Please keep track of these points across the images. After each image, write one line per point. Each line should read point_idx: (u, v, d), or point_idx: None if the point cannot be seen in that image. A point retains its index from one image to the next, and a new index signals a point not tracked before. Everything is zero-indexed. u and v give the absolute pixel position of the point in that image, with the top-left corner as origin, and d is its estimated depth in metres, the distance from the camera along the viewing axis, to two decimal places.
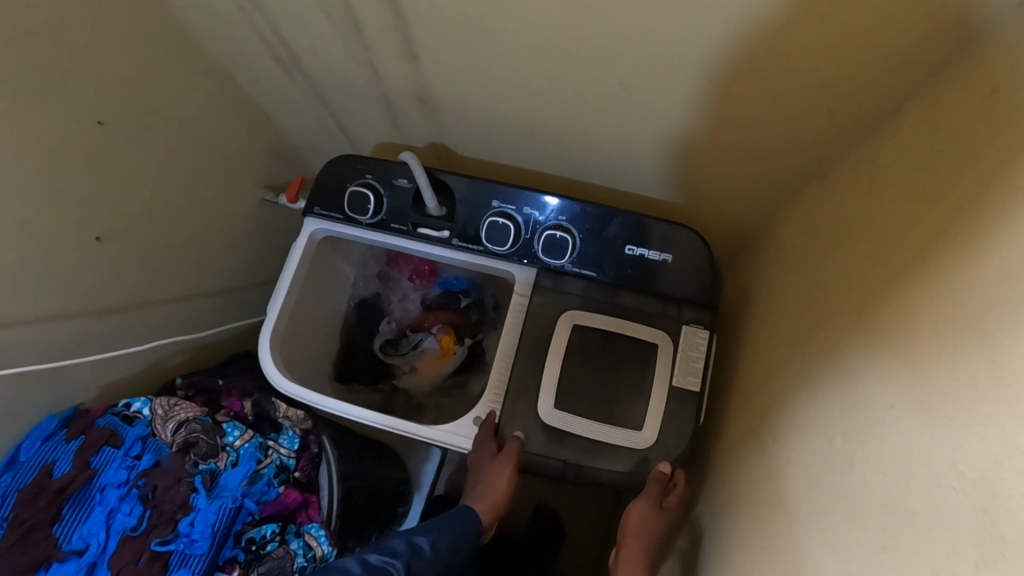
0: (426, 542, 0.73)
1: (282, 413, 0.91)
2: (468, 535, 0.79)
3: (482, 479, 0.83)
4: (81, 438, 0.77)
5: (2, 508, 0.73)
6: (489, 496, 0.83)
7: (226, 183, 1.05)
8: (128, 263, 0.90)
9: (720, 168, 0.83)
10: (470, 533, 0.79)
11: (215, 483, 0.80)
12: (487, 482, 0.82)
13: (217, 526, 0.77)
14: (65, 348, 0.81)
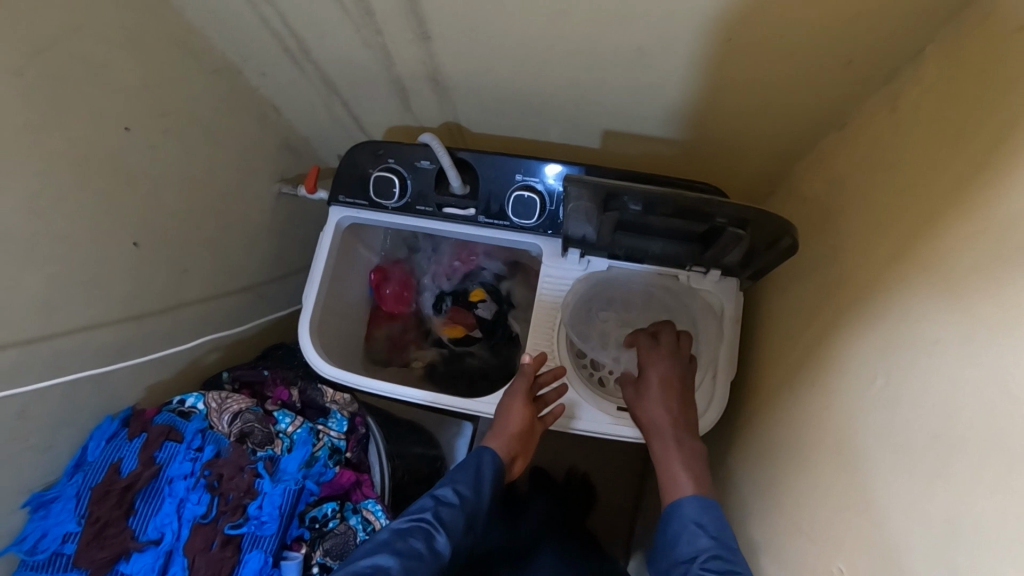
0: (450, 491, 0.74)
1: (329, 398, 0.94)
2: (488, 476, 0.77)
3: (499, 414, 0.83)
4: (143, 435, 0.81)
5: (78, 506, 0.77)
6: (505, 431, 0.81)
7: (245, 180, 1.07)
8: (163, 264, 0.92)
9: (737, 124, 0.84)
10: (488, 472, 0.77)
11: (275, 467, 0.83)
12: (503, 411, 0.83)
13: (282, 507, 0.80)
14: (111, 353, 0.84)
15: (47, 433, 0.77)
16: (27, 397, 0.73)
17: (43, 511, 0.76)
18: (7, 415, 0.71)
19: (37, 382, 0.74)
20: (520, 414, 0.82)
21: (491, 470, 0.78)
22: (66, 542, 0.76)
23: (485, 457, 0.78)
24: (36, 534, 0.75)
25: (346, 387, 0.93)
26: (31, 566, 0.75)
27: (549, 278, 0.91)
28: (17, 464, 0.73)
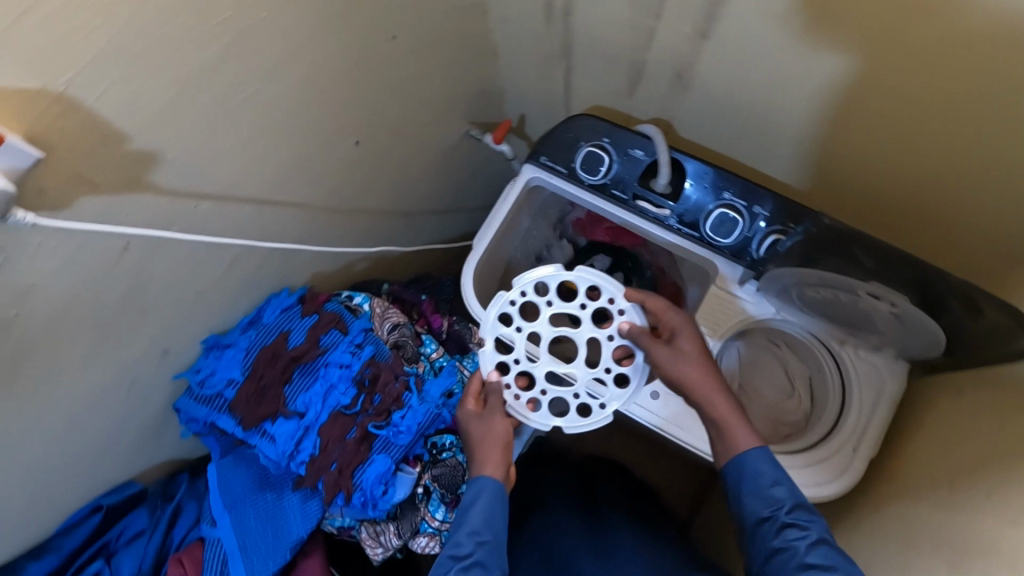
0: (460, 542, 0.69)
1: (474, 338, 0.95)
2: (496, 506, 0.72)
3: (477, 440, 0.78)
4: (314, 317, 0.86)
5: (245, 358, 0.84)
6: (492, 455, 0.76)
7: (448, 113, 1.10)
8: (366, 169, 0.96)
9: (973, 238, 0.77)
10: (496, 500, 0.73)
11: (419, 383, 0.87)
12: (482, 436, 0.77)
13: (419, 423, 0.83)
14: (304, 235, 0.89)
15: (237, 288, 0.82)
16: (239, 251, 0.78)
17: (216, 353, 0.83)
18: (221, 260, 0.76)
19: (250, 241, 0.79)
20: (498, 446, 0.77)
21: (493, 502, 0.73)
22: (229, 387, 0.83)
23: (487, 490, 0.73)
24: (207, 370, 0.82)
25: None
26: (194, 396, 0.83)
27: (512, 369, 0.83)
28: (209, 305, 0.79)
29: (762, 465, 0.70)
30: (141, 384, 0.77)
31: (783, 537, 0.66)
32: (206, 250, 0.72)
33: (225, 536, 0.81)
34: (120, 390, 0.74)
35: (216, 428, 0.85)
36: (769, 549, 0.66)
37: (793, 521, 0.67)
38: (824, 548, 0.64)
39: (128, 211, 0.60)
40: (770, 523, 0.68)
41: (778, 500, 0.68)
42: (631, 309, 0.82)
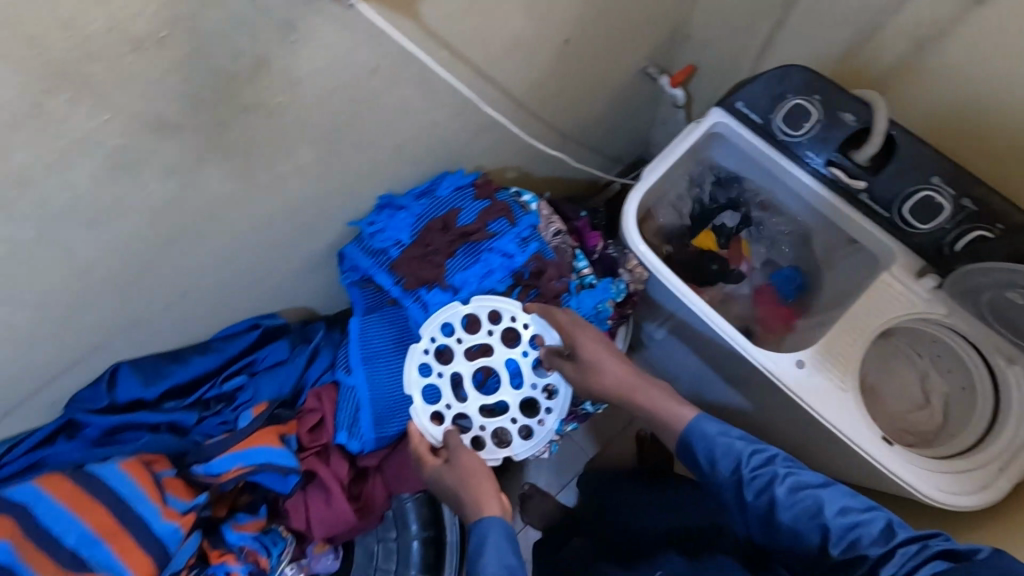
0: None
1: (629, 266, 0.91)
2: (507, 542, 0.63)
3: (465, 490, 0.71)
4: (486, 201, 0.86)
5: (415, 224, 0.85)
6: (485, 488, 0.70)
7: (639, 43, 1.07)
8: (559, 75, 0.95)
9: None
10: (503, 538, 0.63)
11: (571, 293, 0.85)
12: (469, 486, 0.70)
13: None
14: (491, 122, 0.89)
15: (423, 154, 0.83)
16: (441, 117, 0.78)
17: (389, 212, 0.85)
18: (425, 119, 0.77)
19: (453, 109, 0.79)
20: (476, 463, 0.73)
21: (502, 538, 0.64)
22: (394, 246, 0.85)
23: (496, 529, 0.64)
24: (380, 226, 0.84)
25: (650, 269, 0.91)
26: (361, 246, 0.85)
27: (448, 417, 0.82)
28: (398, 160, 0.81)
29: (709, 427, 0.68)
30: (323, 215, 0.79)
31: (762, 485, 0.62)
32: (419, 103, 0.73)
33: (359, 387, 0.81)
34: (307, 212, 0.76)
35: (370, 284, 0.87)
36: (753, 503, 0.62)
37: (757, 468, 0.63)
38: (758, 457, 0.64)
39: (396, 31, 0.60)
40: (745, 481, 0.63)
41: (733, 449, 0.65)
42: (540, 324, 0.83)
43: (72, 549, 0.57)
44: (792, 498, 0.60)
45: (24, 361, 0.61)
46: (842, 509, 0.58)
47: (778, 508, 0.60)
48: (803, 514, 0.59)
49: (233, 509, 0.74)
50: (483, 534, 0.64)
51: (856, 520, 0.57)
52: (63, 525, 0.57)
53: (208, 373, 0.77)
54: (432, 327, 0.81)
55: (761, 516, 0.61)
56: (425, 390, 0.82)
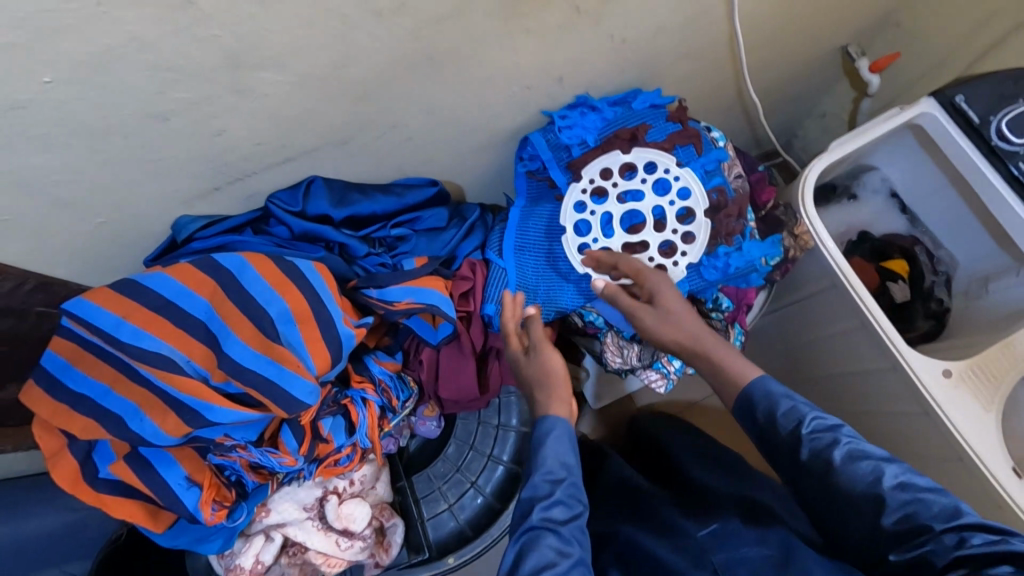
0: (543, 474, 0.62)
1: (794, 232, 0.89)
2: (562, 443, 0.64)
3: (540, 381, 0.69)
4: (678, 126, 0.85)
5: (602, 129, 0.85)
6: (548, 390, 0.68)
7: (856, 15, 1.01)
8: (780, 22, 0.91)
9: None
10: (556, 437, 0.64)
11: (741, 238, 0.81)
12: (540, 376, 0.69)
13: (737, 269, 0.80)
14: (702, 49, 0.86)
15: (633, 60, 0.81)
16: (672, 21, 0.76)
17: (581, 111, 0.84)
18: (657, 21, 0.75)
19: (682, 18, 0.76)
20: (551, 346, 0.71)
21: (567, 437, 0.65)
22: (577, 146, 0.84)
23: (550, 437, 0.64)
24: (570, 122, 0.83)
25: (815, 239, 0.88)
26: (545, 138, 0.84)
27: (591, 252, 0.83)
28: (612, 58, 0.79)
29: (774, 388, 0.65)
30: (529, 93, 0.78)
31: (820, 448, 0.60)
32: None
33: (511, 270, 0.84)
34: (519, 85, 0.76)
35: (541, 177, 0.88)
36: (806, 462, 0.60)
37: (818, 433, 0.61)
38: (822, 424, 0.61)
39: None
40: (804, 440, 0.60)
41: (797, 410, 0.63)
42: (690, 176, 0.81)
43: (272, 322, 0.60)
44: (850, 464, 0.58)
45: (254, 148, 0.63)
46: (902, 482, 0.56)
47: (832, 470, 0.58)
48: (858, 479, 0.57)
49: (376, 345, 0.77)
50: (543, 429, 0.65)
51: (917, 496, 0.55)
52: (268, 300, 0.60)
53: (383, 214, 0.79)
54: (611, 194, 0.82)
55: (815, 480, 0.59)
56: (601, 250, 0.83)
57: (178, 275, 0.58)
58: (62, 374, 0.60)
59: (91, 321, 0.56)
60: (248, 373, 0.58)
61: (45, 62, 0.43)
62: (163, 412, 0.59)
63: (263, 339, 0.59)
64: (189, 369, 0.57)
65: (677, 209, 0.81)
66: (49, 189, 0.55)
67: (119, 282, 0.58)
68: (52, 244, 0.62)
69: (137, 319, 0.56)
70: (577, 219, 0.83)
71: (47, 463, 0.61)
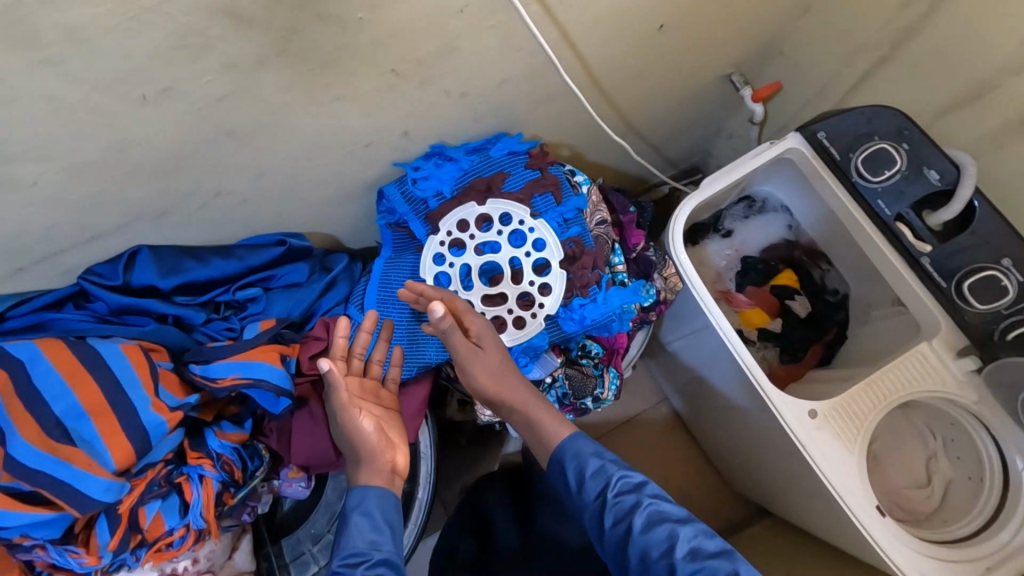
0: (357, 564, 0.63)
1: (661, 274, 0.89)
2: (375, 512, 0.67)
3: (353, 443, 0.71)
4: (537, 173, 0.83)
5: (460, 178, 0.83)
6: (364, 456, 0.70)
7: (733, 48, 1.00)
8: (646, 61, 0.90)
9: None
10: (373, 507, 0.68)
11: (597, 288, 0.79)
12: (351, 439, 0.71)
13: (592, 320, 0.79)
14: (561, 93, 0.85)
15: (484, 109, 0.79)
16: (512, 72, 0.74)
17: (436, 161, 0.82)
18: (495, 73, 0.73)
19: (522, 67, 0.74)
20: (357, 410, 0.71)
21: (376, 510, 0.68)
22: (434, 198, 0.82)
23: (368, 499, 0.68)
24: (424, 174, 0.81)
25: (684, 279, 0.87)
26: (401, 191, 0.82)
27: None
28: (459, 109, 0.77)
29: (585, 447, 0.74)
30: (373, 151, 0.76)
31: (624, 510, 0.69)
32: (491, 53, 0.69)
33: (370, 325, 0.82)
34: (358, 143, 0.73)
35: (403, 228, 0.85)
36: (612, 525, 0.69)
37: (622, 493, 0.71)
38: (627, 482, 0.71)
39: None
40: (609, 503, 0.70)
41: (604, 471, 0.72)
42: (545, 227, 0.79)
43: (65, 417, 0.57)
44: (646, 531, 0.67)
45: (48, 229, 0.60)
46: (691, 549, 0.65)
47: (630, 535, 0.68)
48: (654, 545, 0.66)
49: (222, 415, 0.74)
50: (361, 498, 0.68)
51: (702, 564, 0.64)
52: (60, 392, 0.57)
53: (226, 277, 0.76)
54: (468, 246, 0.81)
55: (616, 537, 0.69)
56: None
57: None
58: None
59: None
60: (35, 475, 0.55)
61: None
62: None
63: (54, 436, 0.56)
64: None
65: (534, 259, 0.80)
66: None
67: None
68: None
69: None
70: (436, 272, 0.82)
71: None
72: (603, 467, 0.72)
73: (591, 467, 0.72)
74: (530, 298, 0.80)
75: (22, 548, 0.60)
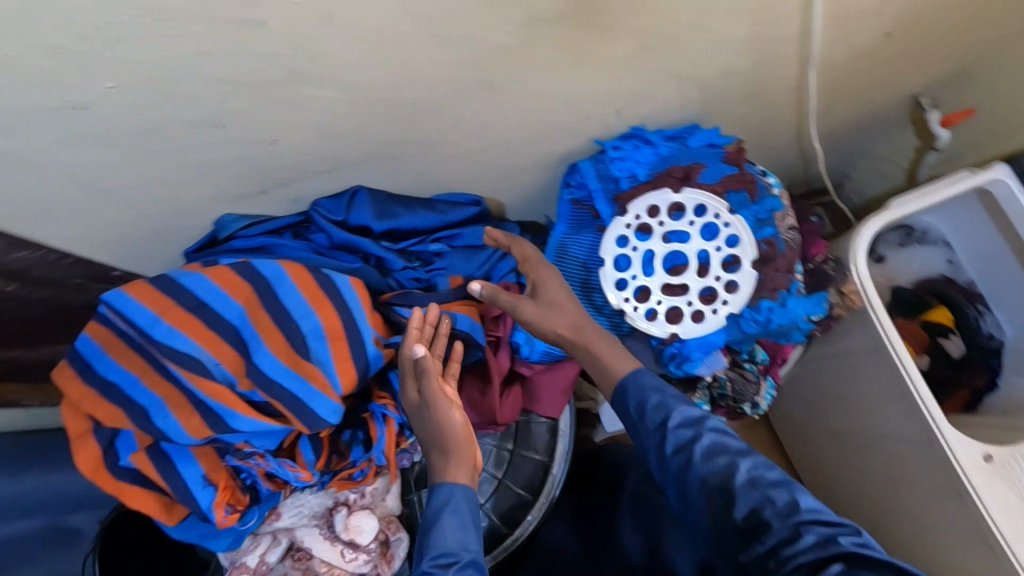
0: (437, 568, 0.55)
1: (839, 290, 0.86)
2: (460, 511, 0.59)
3: (434, 427, 0.62)
4: (732, 168, 0.82)
5: (653, 163, 0.83)
6: (447, 444, 0.61)
7: (936, 67, 0.96)
8: (854, 69, 0.87)
9: None
10: (455, 503, 0.59)
11: (786, 293, 0.78)
12: (433, 422, 0.62)
13: (777, 325, 0.78)
14: (767, 90, 0.83)
15: (693, 95, 0.79)
16: (739, 61, 0.73)
17: (635, 143, 0.83)
18: (724, 60, 0.72)
19: (749, 58, 0.73)
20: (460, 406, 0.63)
21: (460, 508, 0.59)
22: (626, 179, 0.83)
23: (456, 499, 0.59)
24: (621, 153, 0.82)
25: (862, 298, 0.85)
26: (594, 167, 0.83)
27: (630, 287, 0.81)
28: (672, 92, 0.77)
29: (646, 380, 0.68)
30: (580, 122, 0.77)
31: (684, 440, 0.63)
32: (733, 38, 0.68)
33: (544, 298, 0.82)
34: (574, 113, 0.74)
35: (585, 205, 0.86)
36: (679, 464, 0.62)
37: (683, 424, 0.64)
38: (687, 415, 0.64)
39: None
40: (671, 432, 0.64)
41: (665, 405, 0.65)
42: (740, 224, 0.78)
43: (304, 338, 0.60)
44: (708, 458, 0.61)
45: (300, 157, 0.62)
46: (753, 476, 0.59)
47: (693, 463, 0.61)
48: (715, 475, 0.60)
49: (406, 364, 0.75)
50: (442, 496, 0.60)
51: (766, 490, 0.58)
52: (303, 314, 0.60)
53: (424, 228, 0.78)
54: (656, 233, 0.81)
55: (678, 469, 0.62)
56: (639, 288, 0.82)
57: (217, 279, 0.59)
58: (91, 358, 0.62)
59: (124, 311, 0.57)
60: (274, 386, 0.58)
61: (108, 71, 0.43)
62: (189, 416, 0.60)
63: (293, 353, 0.60)
64: (214, 374, 0.58)
65: (722, 254, 0.79)
66: (105, 183, 0.56)
67: (157, 278, 0.59)
68: (97, 231, 0.63)
69: (169, 315, 0.58)
70: (617, 253, 0.82)
71: (71, 445, 0.62)
72: (665, 400, 0.66)
73: (677, 416, 0.64)
74: (712, 293, 0.79)
75: (236, 454, 0.64)
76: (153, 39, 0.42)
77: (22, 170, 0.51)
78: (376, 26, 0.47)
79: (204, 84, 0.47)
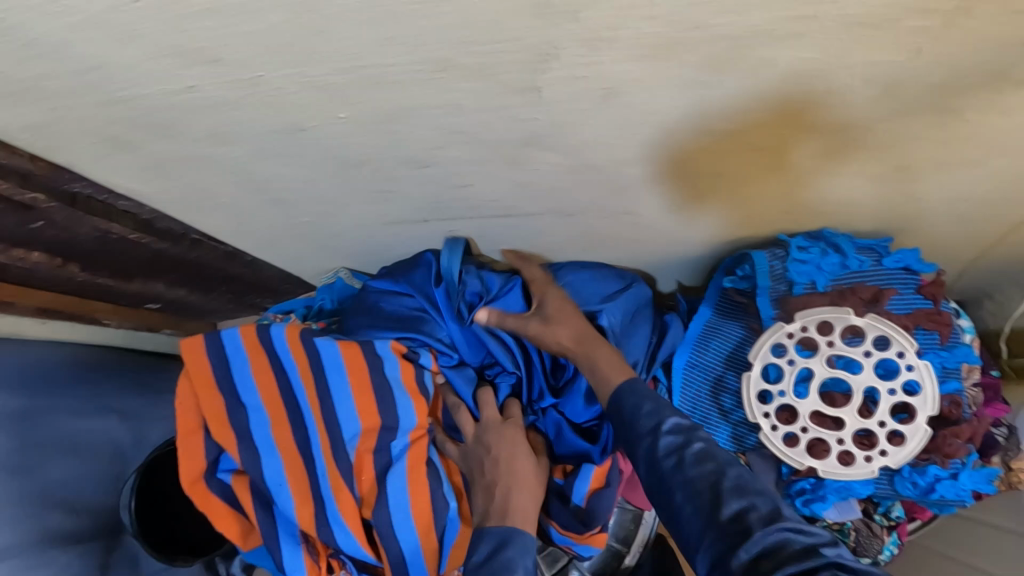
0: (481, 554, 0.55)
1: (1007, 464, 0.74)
2: (505, 549, 0.55)
3: (505, 478, 0.60)
4: (927, 304, 0.72)
5: (836, 276, 0.73)
6: (515, 496, 0.59)
7: None
8: None
9: None
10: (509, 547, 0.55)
11: (959, 464, 0.68)
12: (509, 472, 0.60)
13: (940, 497, 0.68)
14: (996, 230, 0.71)
15: (911, 215, 0.68)
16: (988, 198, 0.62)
17: (822, 248, 0.72)
18: (974, 191, 0.61)
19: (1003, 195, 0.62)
20: (535, 486, 0.61)
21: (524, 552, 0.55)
22: (800, 287, 0.73)
23: (514, 543, 0.55)
24: (804, 258, 0.72)
25: None
26: (767, 263, 0.74)
27: (775, 404, 0.71)
28: (890, 209, 0.67)
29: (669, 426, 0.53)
30: (773, 219, 0.68)
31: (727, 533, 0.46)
32: (1000, 176, 0.57)
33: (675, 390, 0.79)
34: (775, 209, 0.65)
35: (742, 297, 0.78)
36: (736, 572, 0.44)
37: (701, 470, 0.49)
38: (679, 423, 0.53)
39: None
40: (664, 450, 0.51)
41: (675, 442, 0.52)
42: (925, 371, 0.68)
43: (442, 497, 0.64)
44: (699, 461, 0.50)
45: (480, 201, 0.56)
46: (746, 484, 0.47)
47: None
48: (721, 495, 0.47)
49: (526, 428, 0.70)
50: (501, 540, 0.56)
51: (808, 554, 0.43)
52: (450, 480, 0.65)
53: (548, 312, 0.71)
54: (821, 352, 0.70)
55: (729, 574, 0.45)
56: (784, 406, 0.72)
57: (408, 394, 0.64)
58: (236, 367, 0.64)
59: (327, 373, 0.63)
60: (390, 540, 0.63)
61: (345, 102, 0.37)
62: (305, 502, 0.63)
63: (423, 500, 0.63)
64: (349, 487, 0.63)
65: (895, 398, 0.68)
66: (279, 190, 0.51)
67: (370, 349, 0.64)
68: (253, 221, 0.59)
69: (352, 411, 0.63)
70: (770, 361, 0.72)
71: (179, 442, 0.63)
72: (660, 409, 0.54)
73: (670, 422, 0.53)
74: (870, 437, 0.69)
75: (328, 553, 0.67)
76: (414, 86, 0.35)
77: (203, 170, 0.46)
78: (651, 108, 0.39)
79: (434, 130, 0.41)
